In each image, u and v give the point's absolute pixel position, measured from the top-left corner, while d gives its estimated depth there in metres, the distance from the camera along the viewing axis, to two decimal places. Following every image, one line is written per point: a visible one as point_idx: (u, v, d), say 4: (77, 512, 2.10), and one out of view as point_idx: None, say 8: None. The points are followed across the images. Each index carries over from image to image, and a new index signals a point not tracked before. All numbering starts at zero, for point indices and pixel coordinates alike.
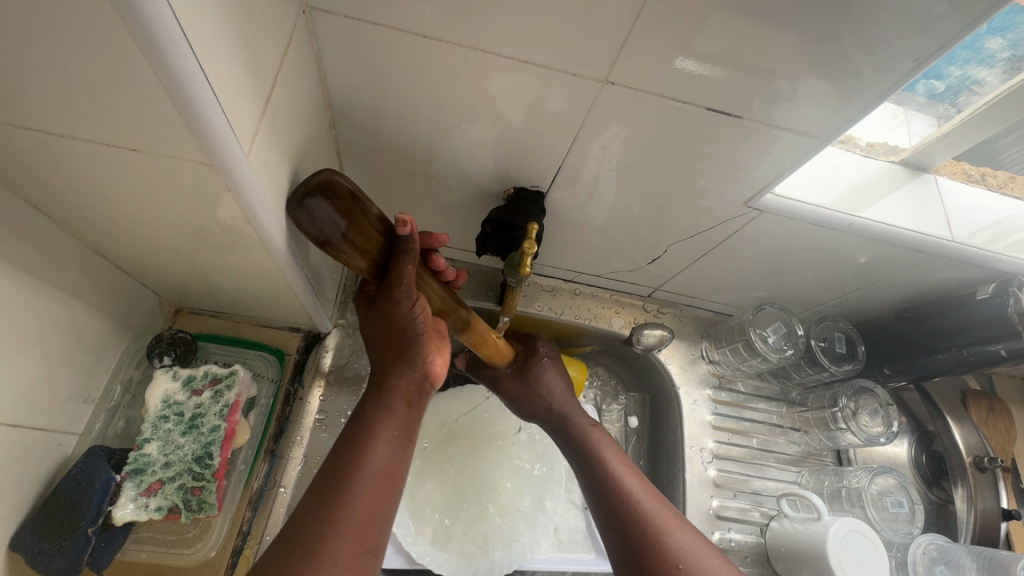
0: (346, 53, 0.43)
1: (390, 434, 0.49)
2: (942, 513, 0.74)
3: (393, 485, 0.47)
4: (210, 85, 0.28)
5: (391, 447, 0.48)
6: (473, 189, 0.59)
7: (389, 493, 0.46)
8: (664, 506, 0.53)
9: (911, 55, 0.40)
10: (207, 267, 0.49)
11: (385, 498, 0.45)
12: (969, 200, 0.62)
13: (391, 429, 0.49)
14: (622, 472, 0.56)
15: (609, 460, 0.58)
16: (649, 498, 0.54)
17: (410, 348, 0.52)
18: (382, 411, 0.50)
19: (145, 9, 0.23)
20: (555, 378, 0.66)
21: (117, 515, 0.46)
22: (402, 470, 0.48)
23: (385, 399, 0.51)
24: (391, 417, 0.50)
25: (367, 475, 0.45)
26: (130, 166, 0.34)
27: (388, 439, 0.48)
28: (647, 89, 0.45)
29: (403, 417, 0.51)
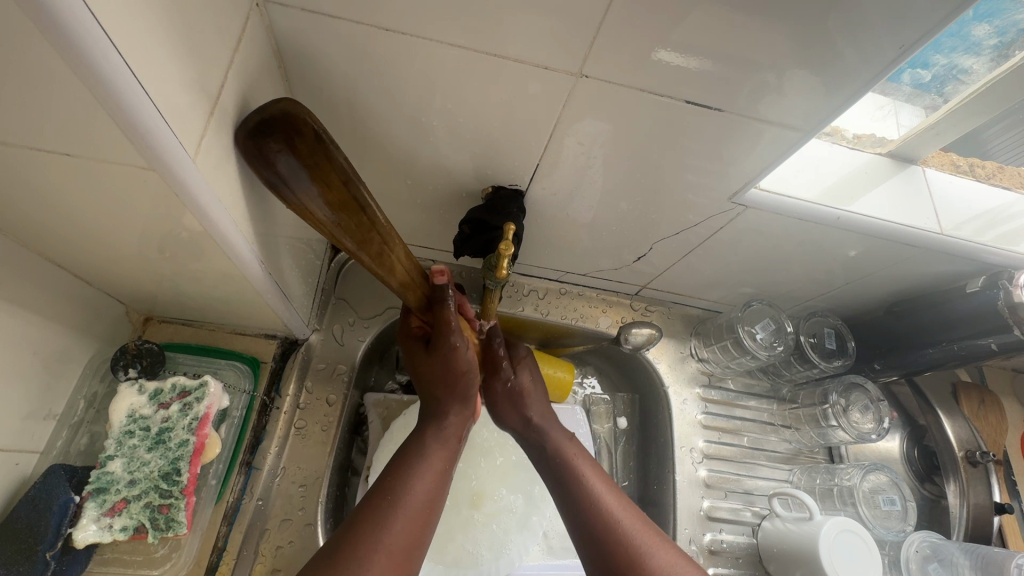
0: (307, 48, 0.41)
1: (437, 465, 0.51)
2: (935, 508, 0.73)
3: (429, 521, 0.48)
4: (141, 85, 0.27)
5: (436, 479, 0.50)
6: (450, 189, 0.57)
7: (427, 525, 0.47)
8: (643, 527, 0.51)
9: (892, 43, 0.39)
10: (171, 274, 0.47)
11: (423, 528, 0.47)
12: (958, 191, 0.61)
13: (439, 461, 0.52)
14: (601, 492, 0.54)
15: (585, 480, 0.54)
16: (629, 518, 0.52)
17: (467, 389, 0.56)
18: (437, 442, 0.53)
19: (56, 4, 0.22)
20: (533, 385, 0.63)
21: (78, 537, 0.44)
22: (440, 504, 0.50)
23: (438, 434, 0.54)
24: (441, 451, 0.52)
25: (410, 506, 0.47)
26: (69, 171, 0.31)
27: (434, 473, 0.50)
28: (622, 83, 0.43)
29: (452, 452, 0.54)
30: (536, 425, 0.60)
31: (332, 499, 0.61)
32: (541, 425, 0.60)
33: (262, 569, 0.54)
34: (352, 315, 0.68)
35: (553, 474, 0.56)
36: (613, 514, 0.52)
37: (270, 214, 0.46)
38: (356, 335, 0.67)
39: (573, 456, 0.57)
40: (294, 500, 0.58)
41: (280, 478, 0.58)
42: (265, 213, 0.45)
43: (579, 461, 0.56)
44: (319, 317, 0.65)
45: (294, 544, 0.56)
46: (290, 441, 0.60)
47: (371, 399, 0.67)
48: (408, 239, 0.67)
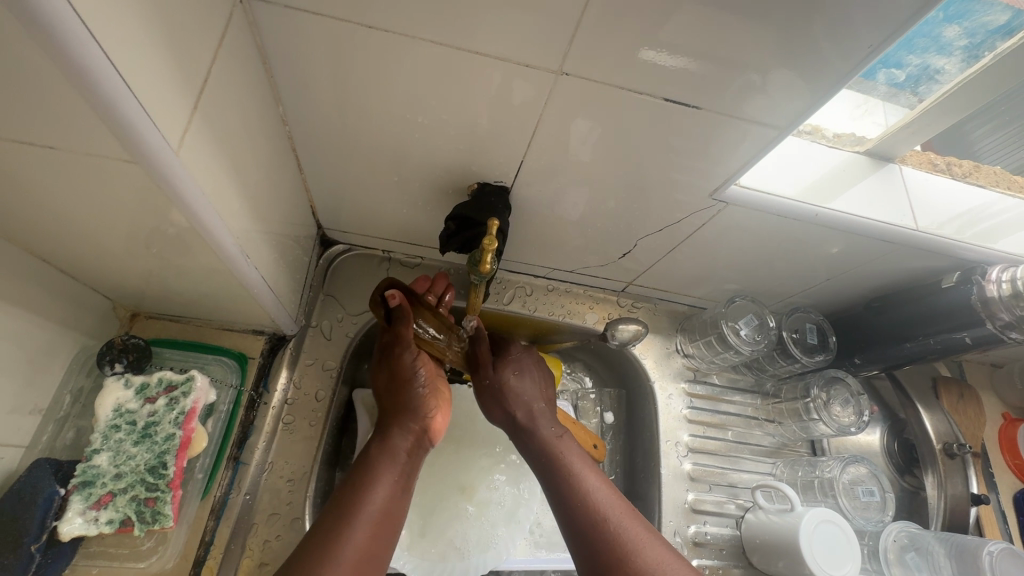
0: (291, 44, 0.42)
1: (390, 477, 0.52)
2: (913, 499, 0.75)
3: (387, 529, 0.49)
4: (123, 81, 0.27)
5: (391, 491, 0.51)
6: (437, 185, 0.58)
7: (381, 537, 0.48)
8: (632, 520, 0.53)
9: (862, 43, 0.40)
10: (157, 269, 0.47)
11: (379, 539, 0.48)
12: (935, 189, 0.62)
13: (391, 473, 0.53)
14: (592, 486, 0.55)
15: (577, 474, 0.56)
16: (618, 513, 0.53)
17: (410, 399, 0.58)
18: (387, 456, 0.54)
19: (43, 10, 0.22)
20: (531, 386, 0.63)
21: (64, 530, 0.45)
22: (398, 517, 0.51)
23: (386, 447, 0.54)
24: (392, 464, 0.53)
25: (365, 517, 0.48)
26: (53, 163, 0.32)
27: (389, 484, 0.52)
28: (603, 80, 0.44)
29: (404, 465, 0.54)
30: (526, 427, 0.60)
31: (319, 494, 0.61)
32: (530, 426, 0.60)
33: (249, 563, 0.54)
34: (340, 311, 0.69)
35: (544, 470, 0.58)
36: (604, 511, 0.53)
37: (255, 210, 0.47)
38: (343, 330, 0.68)
39: (564, 451, 0.58)
40: (281, 495, 0.58)
41: (267, 472, 0.58)
42: (251, 208, 0.46)
43: (570, 458, 0.58)
44: (306, 313, 0.66)
45: (282, 538, 0.56)
46: (278, 435, 0.60)
47: (359, 395, 0.68)
48: (396, 236, 0.68)
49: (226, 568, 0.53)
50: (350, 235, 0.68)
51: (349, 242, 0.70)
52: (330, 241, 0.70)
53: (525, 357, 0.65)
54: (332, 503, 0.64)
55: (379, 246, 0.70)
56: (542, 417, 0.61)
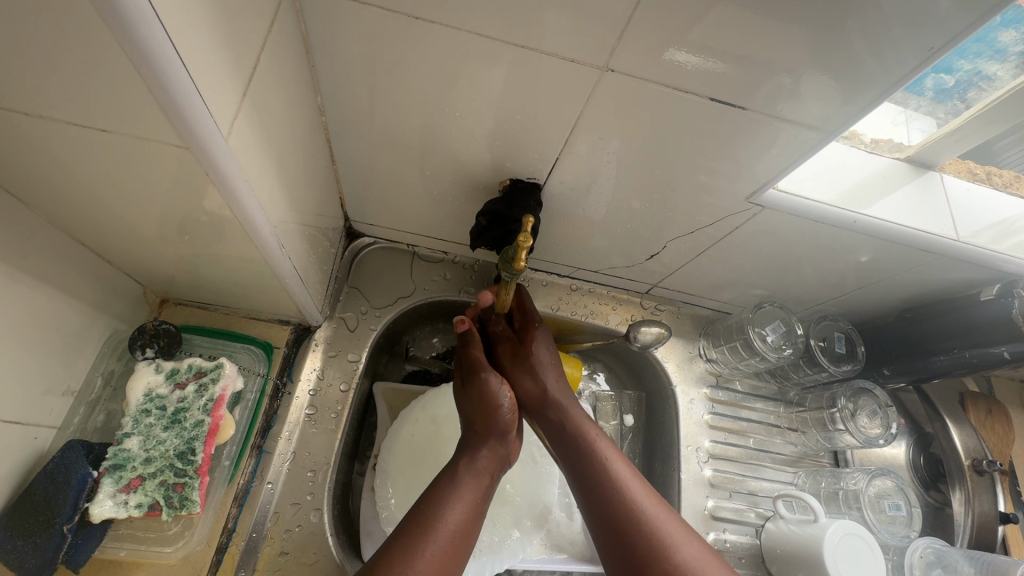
0: (336, 35, 0.42)
1: (467, 497, 0.51)
2: (938, 516, 0.73)
3: (463, 547, 0.48)
4: (184, 65, 0.27)
5: (467, 510, 0.50)
6: (468, 181, 0.57)
7: (458, 555, 0.47)
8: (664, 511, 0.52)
9: (922, 46, 0.38)
10: (192, 257, 0.47)
11: (454, 559, 0.47)
12: (976, 200, 0.61)
13: (474, 493, 0.52)
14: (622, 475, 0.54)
15: (606, 460, 0.55)
16: (650, 504, 0.52)
17: (500, 425, 0.58)
18: (469, 475, 0.53)
19: None
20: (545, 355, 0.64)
21: (95, 512, 0.45)
22: (473, 535, 0.50)
23: (472, 467, 0.54)
24: (475, 483, 0.53)
25: (443, 534, 0.47)
26: (103, 147, 0.32)
27: (465, 502, 0.51)
28: (648, 79, 0.43)
29: (484, 487, 0.54)
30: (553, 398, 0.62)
31: (339, 486, 0.61)
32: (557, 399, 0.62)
33: (271, 552, 0.54)
34: (364, 303, 0.69)
35: (571, 455, 0.57)
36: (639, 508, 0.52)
37: (291, 201, 0.47)
38: (368, 323, 0.68)
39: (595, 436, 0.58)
40: (303, 485, 0.58)
41: (290, 462, 0.58)
42: (287, 199, 0.46)
43: (599, 434, 0.58)
44: (331, 305, 0.66)
45: (302, 528, 0.56)
46: (301, 426, 0.60)
47: (380, 388, 0.67)
48: (422, 230, 0.67)
49: (248, 556, 0.54)
50: (377, 228, 0.68)
51: (375, 235, 0.70)
52: (356, 234, 0.70)
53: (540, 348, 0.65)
54: (350, 495, 0.63)
55: (405, 240, 0.70)
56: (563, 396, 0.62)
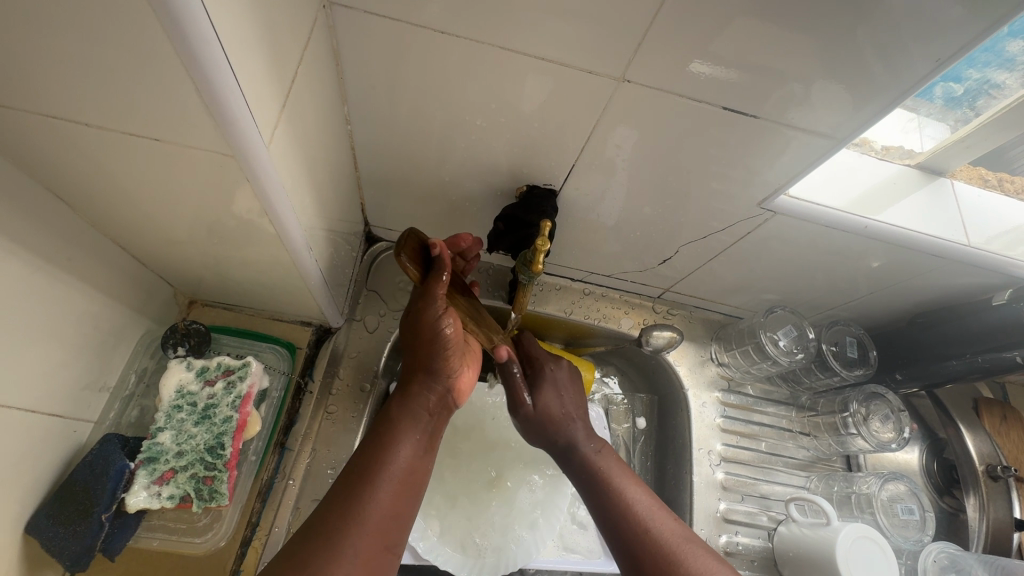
0: (365, 48, 0.44)
1: (412, 439, 0.51)
2: (953, 521, 0.73)
3: (410, 490, 0.48)
4: (235, 79, 0.29)
5: (414, 451, 0.50)
6: (487, 187, 0.59)
7: (407, 499, 0.48)
8: (676, 527, 0.52)
9: (931, 56, 0.40)
10: (221, 259, 0.49)
11: (403, 501, 0.47)
12: (987, 206, 0.61)
13: (415, 432, 0.51)
14: (645, 508, 0.54)
15: (619, 489, 0.55)
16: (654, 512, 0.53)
17: (434, 358, 0.53)
18: (407, 416, 0.52)
19: (184, 17, 0.25)
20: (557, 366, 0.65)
21: (130, 502, 0.47)
22: (422, 475, 0.50)
23: (408, 404, 0.53)
24: (414, 424, 0.52)
25: (388, 476, 0.47)
26: (151, 155, 0.34)
27: (411, 445, 0.50)
28: (663, 88, 0.45)
29: (425, 424, 0.53)
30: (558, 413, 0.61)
31: None
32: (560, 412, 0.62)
33: None
34: (382, 306, 0.70)
35: (590, 493, 0.56)
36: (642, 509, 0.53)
37: (318, 206, 0.49)
38: (386, 325, 0.69)
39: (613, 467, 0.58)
40: (323, 482, 0.60)
41: (312, 459, 0.60)
42: (315, 204, 0.48)
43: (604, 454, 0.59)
44: (350, 306, 0.68)
45: None
46: (321, 424, 0.62)
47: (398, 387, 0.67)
48: (439, 234, 0.69)
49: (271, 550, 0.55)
50: (395, 232, 0.70)
51: (393, 240, 0.72)
52: (375, 238, 0.72)
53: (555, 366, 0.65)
54: None
55: None
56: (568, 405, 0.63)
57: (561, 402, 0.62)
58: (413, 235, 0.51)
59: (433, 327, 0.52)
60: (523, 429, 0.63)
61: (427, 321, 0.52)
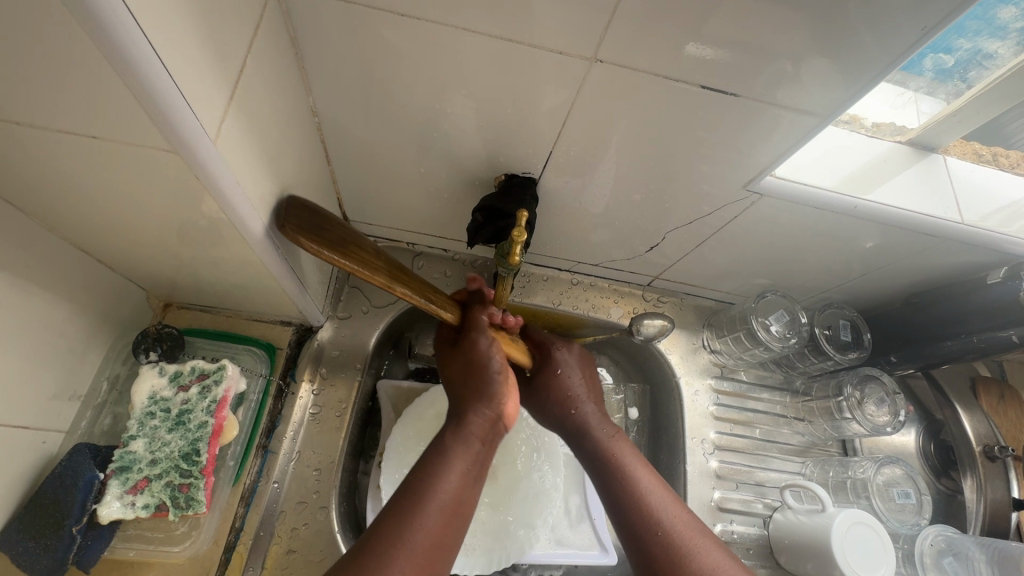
0: (323, 35, 0.42)
1: (464, 464, 0.49)
2: (950, 504, 0.72)
3: (458, 519, 0.46)
4: (167, 71, 0.27)
5: (463, 478, 0.48)
6: (464, 178, 0.57)
7: (453, 531, 0.45)
8: (692, 528, 0.51)
9: (916, 26, 0.38)
10: (191, 261, 0.48)
11: (450, 531, 0.45)
12: (980, 182, 0.59)
13: (465, 459, 0.49)
14: (649, 495, 0.53)
15: (635, 479, 0.54)
16: (677, 521, 0.51)
17: (486, 384, 0.54)
18: (460, 442, 0.50)
19: (99, 8, 0.23)
20: (579, 385, 0.63)
21: (103, 513, 0.46)
22: (469, 504, 0.47)
23: (462, 434, 0.51)
24: (466, 450, 0.50)
25: (437, 506, 0.45)
26: (93, 154, 0.32)
27: (461, 471, 0.48)
28: (639, 69, 0.43)
29: (476, 452, 0.50)
30: (586, 425, 0.60)
31: (345, 484, 0.61)
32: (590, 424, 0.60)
33: (277, 551, 0.55)
34: (365, 303, 0.69)
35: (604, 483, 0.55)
36: (645, 496, 0.52)
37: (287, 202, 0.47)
38: (368, 322, 0.68)
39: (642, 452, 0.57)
40: (308, 484, 0.59)
41: (295, 461, 0.59)
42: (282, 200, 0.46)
43: (628, 461, 0.56)
44: (333, 304, 0.66)
45: (309, 526, 0.57)
46: (305, 425, 0.61)
47: (383, 387, 0.67)
48: (420, 228, 0.68)
49: (255, 555, 0.54)
50: (375, 227, 0.68)
51: (375, 235, 0.70)
52: None
53: (572, 357, 0.64)
54: (356, 495, 0.63)
55: (404, 238, 0.70)
56: (595, 418, 0.61)
57: (574, 383, 0.63)
58: (294, 208, 0.44)
59: (481, 356, 0.55)
60: (538, 412, 0.63)
61: (477, 351, 0.56)
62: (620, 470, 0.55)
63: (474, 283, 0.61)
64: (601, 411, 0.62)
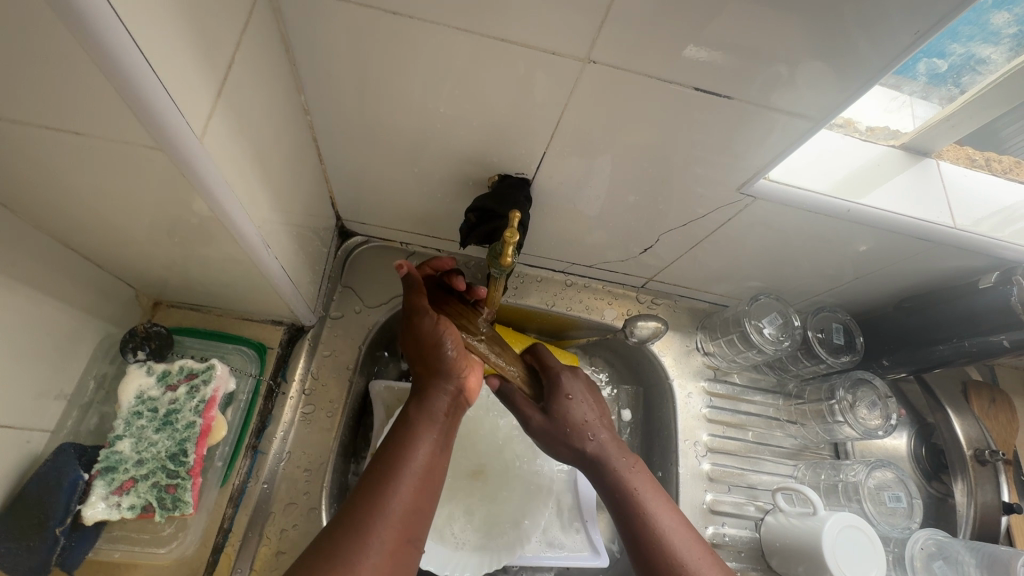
0: (314, 32, 0.41)
1: (431, 437, 0.51)
2: (941, 507, 0.72)
3: (431, 486, 0.48)
4: (151, 67, 0.27)
5: (432, 449, 0.50)
6: (458, 177, 0.57)
7: (427, 495, 0.48)
8: (715, 570, 0.51)
9: (910, 30, 0.38)
10: (179, 259, 0.47)
11: (424, 497, 0.47)
12: (973, 187, 0.60)
13: (433, 431, 0.51)
14: (671, 536, 0.53)
15: (655, 518, 0.54)
16: (699, 562, 0.51)
17: (439, 362, 0.53)
18: (426, 416, 0.52)
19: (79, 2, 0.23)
20: (591, 412, 0.60)
21: (88, 514, 0.46)
22: (441, 470, 0.50)
23: (426, 407, 0.52)
24: (431, 425, 0.52)
25: (410, 473, 0.47)
26: (77, 150, 0.32)
27: (431, 444, 0.50)
28: (634, 70, 0.43)
29: (443, 423, 0.53)
30: (599, 457, 0.58)
31: (335, 486, 0.61)
32: (604, 455, 0.58)
33: (266, 552, 0.55)
34: (358, 302, 0.69)
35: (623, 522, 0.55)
36: (668, 537, 0.53)
37: (277, 201, 0.47)
38: (361, 322, 0.67)
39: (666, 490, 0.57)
40: (299, 485, 0.58)
41: (285, 461, 0.59)
42: (273, 199, 0.46)
43: (648, 501, 0.55)
44: (325, 303, 0.66)
45: (298, 527, 0.56)
46: (296, 425, 0.60)
47: (376, 387, 0.67)
48: (414, 227, 0.67)
49: (244, 557, 0.54)
50: (368, 226, 0.68)
51: (368, 234, 0.70)
52: (348, 233, 0.70)
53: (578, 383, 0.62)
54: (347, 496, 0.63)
55: (397, 238, 0.70)
56: (611, 448, 0.59)
57: (584, 411, 0.60)
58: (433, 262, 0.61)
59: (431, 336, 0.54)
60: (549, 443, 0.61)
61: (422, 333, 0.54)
62: (640, 510, 0.54)
63: (405, 268, 0.56)
64: (614, 439, 0.60)
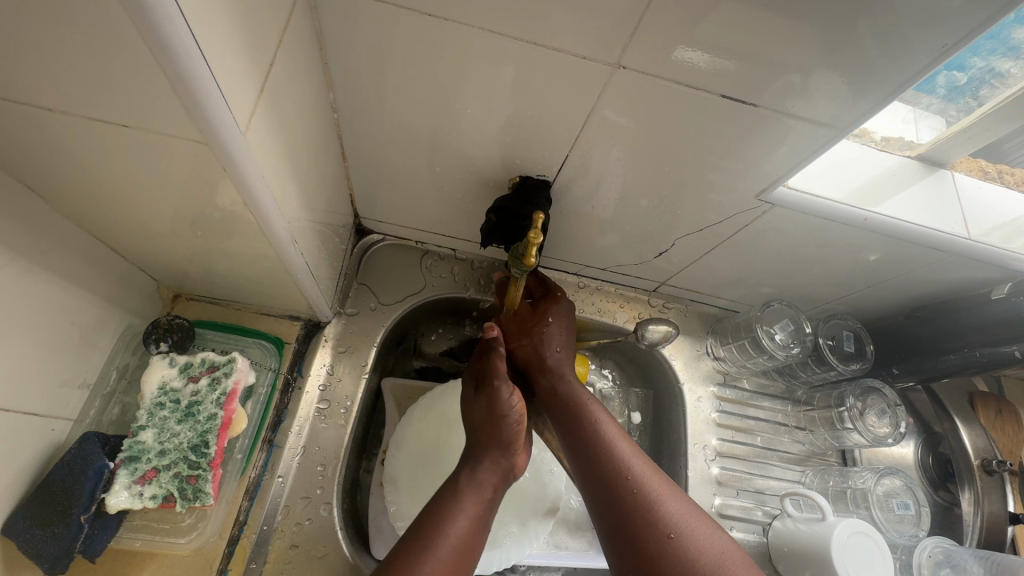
0: (348, 32, 0.42)
1: (472, 507, 0.50)
2: (947, 516, 0.73)
3: (466, 561, 0.47)
4: (206, 63, 0.28)
5: (472, 522, 0.49)
6: (479, 178, 0.58)
7: (461, 573, 0.46)
8: (652, 473, 0.54)
9: (935, 44, 0.38)
10: (205, 253, 0.48)
11: (457, 572, 0.46)
12: (986, 199, 0.60)
13: (476, 504, 0.51)
14: (615, 441, 0.56)
15: (602, 426, 0.57)
16: (638, 464, 0.54)
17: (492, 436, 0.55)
18: (470, 487, 0.52)
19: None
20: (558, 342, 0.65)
21: (111, 502, 0.46)
22: (477, 549, 0.49)
23: (473, 476, 0.53)
24: (476, 492, 0.52)
25: (446, 545, 0.46)
26: (121, 142, 0.32)
27: (471, 515, 0.50)
28: (661, 76, 0.43)
29: (487, 499, 0.52)
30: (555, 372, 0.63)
31: (347, 481, 0.61)
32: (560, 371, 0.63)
33: (280, 545, 0.55)
34: (373, 300, 0.69)
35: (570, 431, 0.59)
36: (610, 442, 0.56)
37: (304, 198, 0.48)
38: (376, 320, 0.68)
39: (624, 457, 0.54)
40: (313, 479, 0.58)
41: (299, 456, 0.59)
42: (301, 196, 0.46)
43: (595, 413, 0.59)
44: (341, 299, 0.67)
45: (312, 521, 0.57)
46: (311, 420, 0.61)
47: (388, 383, 0.68)
48: (431, 227, 0.68)
49: (259, 549, 0.54)
50: (386, 224, 0.69)
51: (385, 233, 0.71)
52: (365, 231, 0.70)
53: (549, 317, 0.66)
54: (358, 492, 0.64)
55: (413, 237, 0.71)
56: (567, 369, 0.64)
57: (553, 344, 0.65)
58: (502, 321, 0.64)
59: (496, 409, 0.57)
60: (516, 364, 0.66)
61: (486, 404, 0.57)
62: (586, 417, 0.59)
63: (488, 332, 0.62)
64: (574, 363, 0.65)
